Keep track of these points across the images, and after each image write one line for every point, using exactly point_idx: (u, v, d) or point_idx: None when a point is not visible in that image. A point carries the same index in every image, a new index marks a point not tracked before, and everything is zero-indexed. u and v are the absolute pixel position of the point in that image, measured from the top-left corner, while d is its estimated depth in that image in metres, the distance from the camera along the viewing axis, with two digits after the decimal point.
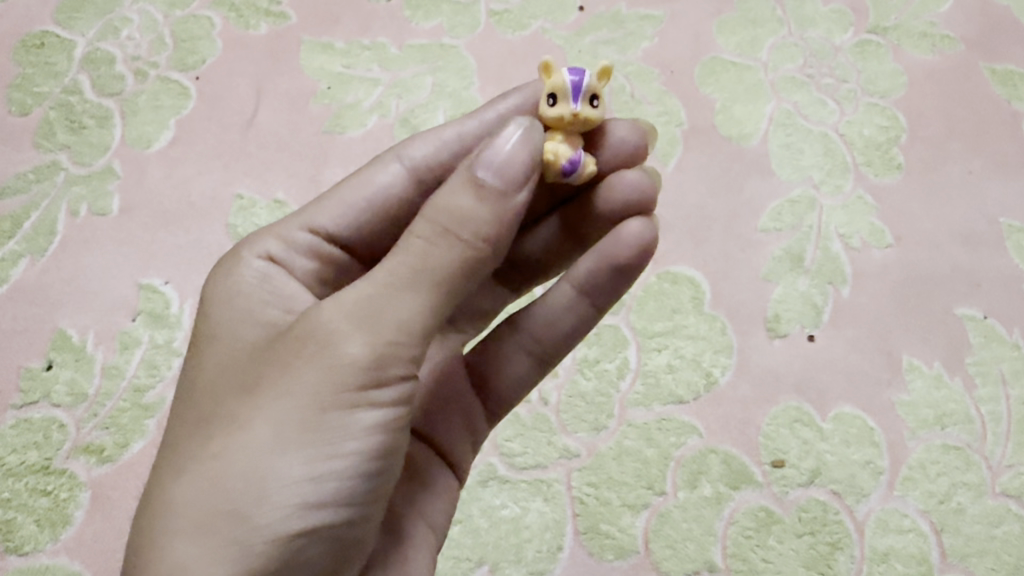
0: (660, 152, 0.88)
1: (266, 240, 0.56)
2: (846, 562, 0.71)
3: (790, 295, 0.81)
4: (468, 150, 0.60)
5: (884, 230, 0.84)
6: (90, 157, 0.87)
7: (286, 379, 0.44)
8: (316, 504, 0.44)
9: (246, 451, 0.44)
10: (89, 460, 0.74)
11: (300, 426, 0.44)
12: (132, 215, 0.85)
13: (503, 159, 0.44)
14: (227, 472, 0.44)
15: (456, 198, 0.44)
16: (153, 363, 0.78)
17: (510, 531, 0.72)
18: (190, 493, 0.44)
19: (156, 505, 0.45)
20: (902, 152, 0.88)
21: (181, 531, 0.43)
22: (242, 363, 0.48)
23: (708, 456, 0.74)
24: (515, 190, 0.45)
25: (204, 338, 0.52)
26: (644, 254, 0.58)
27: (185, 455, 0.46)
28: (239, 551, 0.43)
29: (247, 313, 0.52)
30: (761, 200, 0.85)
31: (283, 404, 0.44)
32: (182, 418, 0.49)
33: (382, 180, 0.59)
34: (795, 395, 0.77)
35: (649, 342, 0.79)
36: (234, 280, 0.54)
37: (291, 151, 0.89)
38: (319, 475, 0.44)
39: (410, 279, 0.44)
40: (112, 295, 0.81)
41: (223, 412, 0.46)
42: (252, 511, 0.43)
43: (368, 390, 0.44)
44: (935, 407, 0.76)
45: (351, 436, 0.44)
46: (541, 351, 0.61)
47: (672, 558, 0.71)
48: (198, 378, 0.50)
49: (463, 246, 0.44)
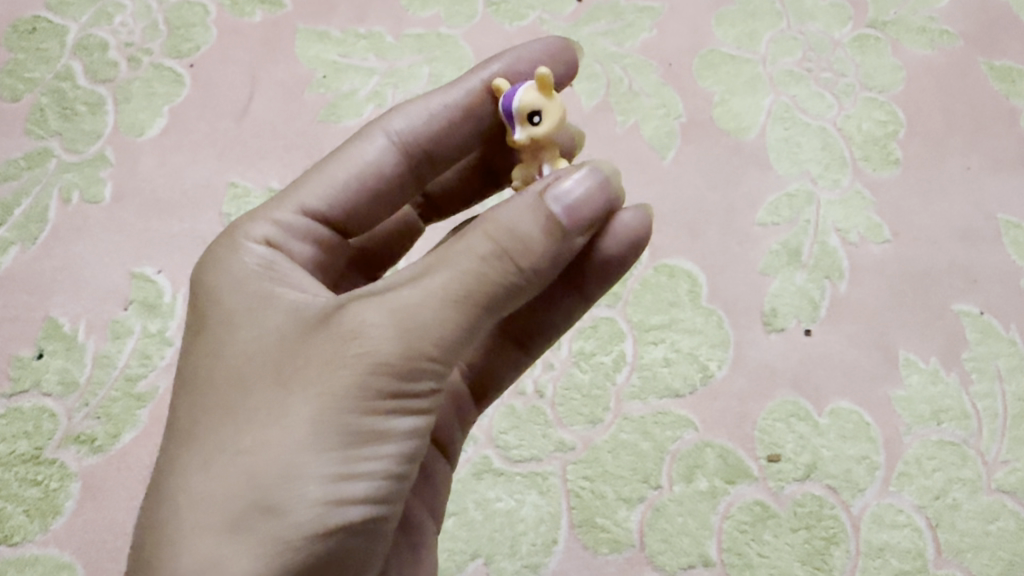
0: (657, 145, 0.88)
1: (260, 224, 0.55)
2: (841, 557, 0.71)
3: (787, 289, 0.80)
4: (457, 121, 0.59)
5: (882, 225, 0.84)
6: (83, 144, 0.87)
7: (323, 380, 0.44)
8: (352, 504, 0.44)
9: (281, 450, 0.43)
10: (80, 450, 0.73)
11: (339, 429, 0.43)
12: (124, 203, 0.84)
13: (571, 200, 0.45)
14: (263, 469, 0.43)
15: (516, 221, 0.45)
16: (145, 353, 0.77)
17: (506, 524, 0.71)
18: (219, 486, 0.44)
19: (178, 497, 0.45)
20: (900, 148, 0.88)
21: (214, 525, 0.43)
22: (265, 354, 0.47)
23: (705, 450, 0.74)
24: (575, 232, 0.46)
25: (211, 322, 0.50)
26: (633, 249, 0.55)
27: (207, 447, 0.45)
28: (276, 548, 0.43)
29: (257, 299, 0.50)
30: (759, 194, 0.85)
31: (321, 405, 0.43)
32: (194, 404, 0.47)
33: (371, 156, 0.57)
34: (791, 389, 0.76)
35: (646, 335, 0.78)
36: (236, 264, 0.52)
37: (286, 140, 0.88)
38: (357, 475, 0.44)
39: (460, 293, 0.44)
40: (104, 283, 0.81)
41: (248, 405, 0.45)
42: (288, 509, 0.43)
43: (408, 395, 0.44)
44: (932, 403, 0.76)
45: (390, 439, 0.45)
46: (528, 342, 0.60)
47: (667, 552, 0.70)
48: (207, 364, 0.48)
49: (513, 268, 0.44)
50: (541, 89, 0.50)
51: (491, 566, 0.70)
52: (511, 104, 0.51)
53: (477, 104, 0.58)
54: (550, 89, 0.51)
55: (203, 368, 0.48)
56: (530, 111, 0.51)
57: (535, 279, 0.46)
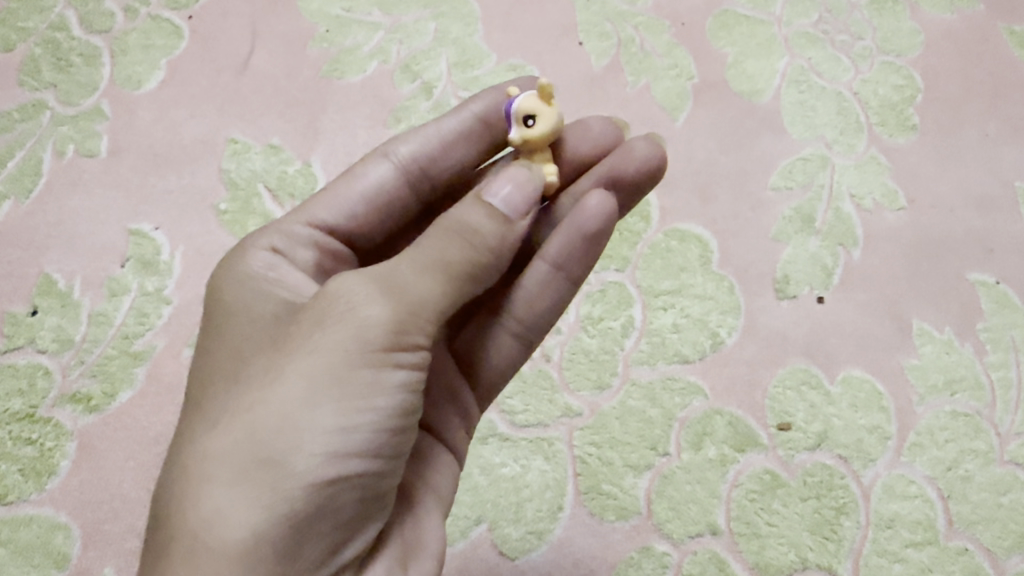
0: (669, 106, 0.86)
1: (268, 235, 0.56)
2: (851, 528, 0.69)
3: (799, 256, 0.79)
4: (447, 144, 0.60)
5: (897, 192, 0.82)
6: (78, 97, 0.84)
7: (316, 342, 0.45)
8: (350, 453, 0.44)
9: (275, 407, 0.44)
10: (75, 409, 0.70)
11: (330, 383, 0.44)
12: (121, 158, 0.82)
13: (511, 193, 0.48)
14: (263, 424, 0.44)
15: (467, 214, 0.47)
16: (142, 310, 0.75)
17: (510, 489, 0.70)
18: (226, 442, 0.44)
19: (189, 460, 0.46)
20: (917, 113, 0.86)
21: (216, 479, 0.44)
22: (273, 332, 0.49)
23: (714, 418, 0.72)
24: (519, 217, 0.48)
25: (216, 321, 0.52)
26: (591, 240, 0.57)
27: (218, 411, 0.46)
28: (274, 496, 0.43)
29: (263, 297, 0.52)
30: (772, 158, 0.83)
31: (314, 362, 0.44)
32: (206, 385, 0.49)
33: (373, 177, 0.58)
34: (802, 357, 0.75)
35: (655, 300, 0.77)
36: (242, 268, 0.54)
37: (287, 95, 0.86)
38: (349, 428, 0.44)
39: (428, 264, 0.46)
40: (101, 239, 0.78)
41: (254, 371, 0.47)
42: (283, 462, 0.43)
43: (398, 349, 0.45)
44: (945, 372, 0.74)
45: (381, 393, 0.45)
46: (525, 329, 0.58)
47: (674, 520, 0.68)
48: (224, 350, 0.50)
49: (474, 247, 0.47)
50: (543, 96, 0.54)
51: (495, 532, 0.69)
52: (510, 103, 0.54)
53: (465, 131, 0.60)
54: (550, 97, 0.54)
55: (216, 355, 0.50)
56: (526, 114, 0.54)
57: (491, 264, 0.48)
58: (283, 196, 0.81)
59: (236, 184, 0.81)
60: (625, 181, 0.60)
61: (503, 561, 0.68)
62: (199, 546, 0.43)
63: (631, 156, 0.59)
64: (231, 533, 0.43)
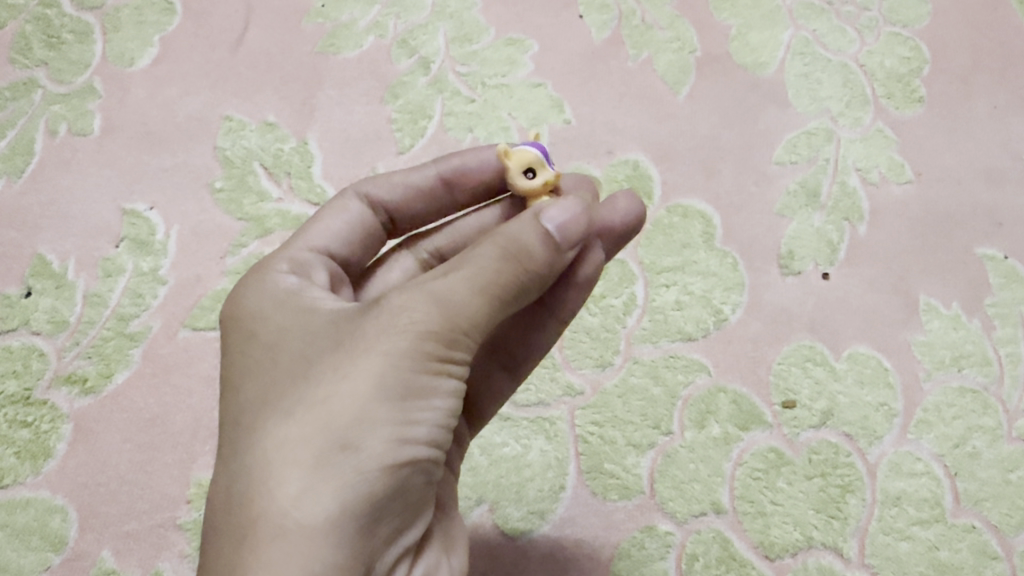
0: (670, 80, 0.84)
1: (284, 259, 0.53)
2: (857, 506, 0.67)
3: (804, 231, 0.77)
4: (409, 197, 0.60)
5: (904, 165, 0.80)
6: (69, 75, 0.83)
7: (383, 343, 0.44)
8: (416, 445, 0.45)
9: (350, 399, 0.43)
10: (71, 390, 0.70)
11: (401, 380, 0.44)
12: (114, 137, 0.81)
13: (566, 218, 0.47)
14: (339, 415, 0.43)
15: (523, 238, 0.46)
16: (137, 291, 0.74)
17: (512, 469, 0.69)
18: (294, 439, 0.44)
19: (258, 453, 0.44)
20: (924, 85, 0.84)
21: (297, 465, 0.43)
22: (323, 337, 0.47)
23: (717, 396, 0.71)
24: (568, 246, 0.48)
25: (255, 332, 0.49)
26: (586, 288, 0.57)
27: (283, 405, 0.45)
28: (355, 480, 0.43)
29: (299, 310, 0.49)
30: (777, 132, 0.82)
31: (385, 360, 0.44)
32: (256, 384, 0.47)
33: (353, 213, 0.58)
34: (807, 334, 0.73)
35: (658, 278, 0.75)
36: (274, 284, 0.51)
37: (282, 71, 0.84)
38: (416, 421, 0.45)
39: (479, 286, 0.45)
40: (95, 219, 0.77)
41: (318, 368, 0.46)
42: (362, 449, 0.43)
43: (452, 357, 0.45)
44: (952, 348, 0.73)
45: (440, 393, 0.45)
46: (516, 362, 0.59)
47: (677, 499, 0.67)
48: (269, 359, 0.47)
49: (526, 272, 0.46)
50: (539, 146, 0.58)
51: (496, 513, 0.67)
52: (539, 146, 0.56)
53: (428, 188, 0.60)
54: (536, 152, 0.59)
55: (264, 362, 0.48)
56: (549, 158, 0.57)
57: (534, 287, 0.47)
58: (278, 172, 0.79)
59: (232, 161, 0.80)
60: (614, 233, 0.59)
61: (506, 541, 0.67)
62: (286, 525, 0.42)
63: (618, 209, 0.59)
64: (318, 514, 0.42)
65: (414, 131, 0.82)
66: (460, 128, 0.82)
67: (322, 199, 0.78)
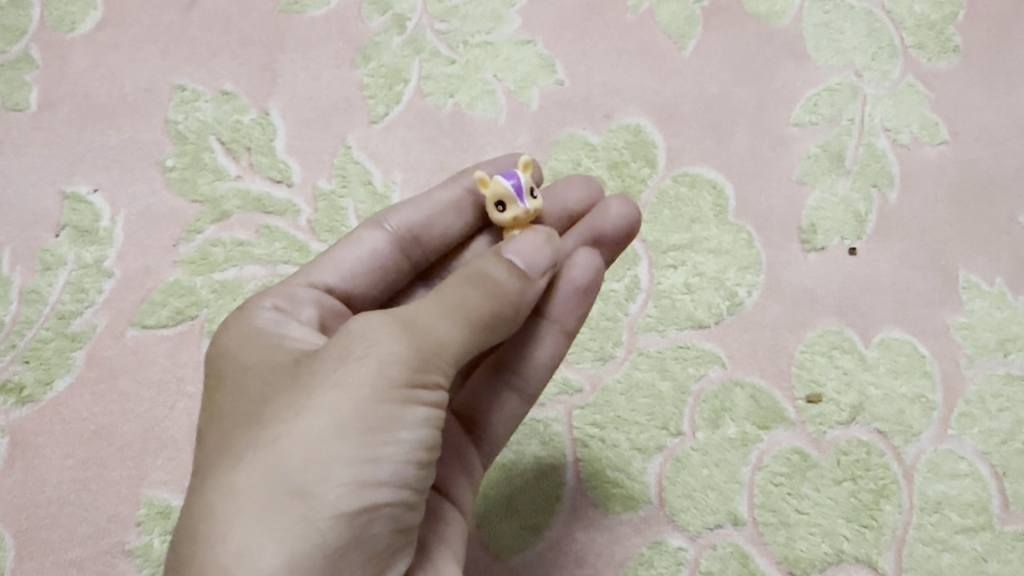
0: (674, 34, 0.75)
1: (268, 295, 0.48)
2: (893, 513, 0.60)
3: (827, 201, 0.69)
4: (437, 212, 0.54)
5: (938, 124, 0.71)
6: (3, 44, 0.74)
7: (341, 373, 0.38)
8: (379, 485, 0.38)
9: (301, 437, 0.37)
10: (6, 401, 0.62)
11: (359, 412, 0.37)
12: (53, 111, 0.72)
13: (531, 247, 0.44)
14: (287, 455, 0.37)
15: (488, 266, 0.43)
16: (80, 286, 0.66)
17: (503, 480, 0.61)
18: (239, 486, 0.37)
19: (201, 505, 0.38)
20: (959, 33, 0.75)
21: (239, 518, 0.37)
22: (282, 373, 0.41)
23: (733, 391, 0.63)
24: (538, 275, 0.44)
25: (218, 372, 0.44)
26: (586, 296, 0.52)
27: (231, 449, 0.39)
28: (303, 529, 0.36)
29: (267, 347, 0.44)
30: (795, 89, 0.73)
31: (341, 392, 0.38)
32: (212, 429, 0.41)
33: (367, 243, 0.53)
34: (833, 317, 0.65)
35: (663, 258, 0.67)
36: (245, 320, 0.46)
37: (241, 33, 0.75)
38: (379, 459, 0.38)
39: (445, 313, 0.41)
40: (33, 206, 0.69)
41: (271, 405, 0.39)
42: (312, 494, 0.36)
43: (421, 387, 0.39)
44: (997, 330, 0.65)
45: (407, 424, 0.39)
46: (526, 378, 0.51)
47: (690, 510, 0.60)
48: (227, 400, 0.42)
49: (495, 298, 0.42)
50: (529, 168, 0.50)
51: (485, 530, 0.59)
52: (517, 176, 0.49)
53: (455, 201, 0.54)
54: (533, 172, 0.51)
55: (221, 403, 0.42)
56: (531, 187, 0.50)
57: (506, 320, 0.43)
58: (237, 147, 0.71)
59: (185, 137, 0.71)
60: (607, 238, 0.55)
61: (496, 562, 0.59)
62: None
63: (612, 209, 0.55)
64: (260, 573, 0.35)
65: (388, 98, 0.73)
66: (439, 94, 0.73)
67: (285, 176, 0.69)
